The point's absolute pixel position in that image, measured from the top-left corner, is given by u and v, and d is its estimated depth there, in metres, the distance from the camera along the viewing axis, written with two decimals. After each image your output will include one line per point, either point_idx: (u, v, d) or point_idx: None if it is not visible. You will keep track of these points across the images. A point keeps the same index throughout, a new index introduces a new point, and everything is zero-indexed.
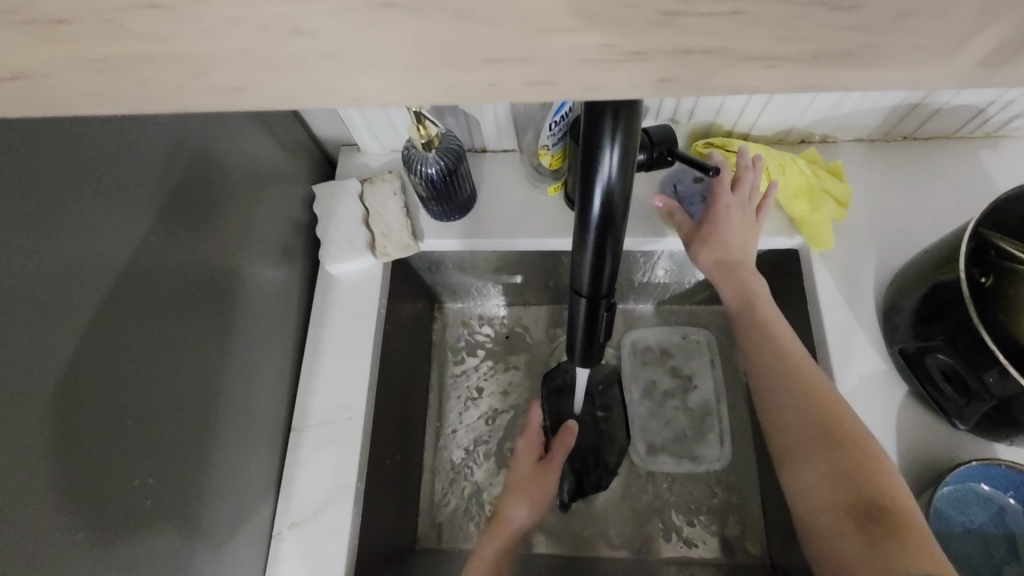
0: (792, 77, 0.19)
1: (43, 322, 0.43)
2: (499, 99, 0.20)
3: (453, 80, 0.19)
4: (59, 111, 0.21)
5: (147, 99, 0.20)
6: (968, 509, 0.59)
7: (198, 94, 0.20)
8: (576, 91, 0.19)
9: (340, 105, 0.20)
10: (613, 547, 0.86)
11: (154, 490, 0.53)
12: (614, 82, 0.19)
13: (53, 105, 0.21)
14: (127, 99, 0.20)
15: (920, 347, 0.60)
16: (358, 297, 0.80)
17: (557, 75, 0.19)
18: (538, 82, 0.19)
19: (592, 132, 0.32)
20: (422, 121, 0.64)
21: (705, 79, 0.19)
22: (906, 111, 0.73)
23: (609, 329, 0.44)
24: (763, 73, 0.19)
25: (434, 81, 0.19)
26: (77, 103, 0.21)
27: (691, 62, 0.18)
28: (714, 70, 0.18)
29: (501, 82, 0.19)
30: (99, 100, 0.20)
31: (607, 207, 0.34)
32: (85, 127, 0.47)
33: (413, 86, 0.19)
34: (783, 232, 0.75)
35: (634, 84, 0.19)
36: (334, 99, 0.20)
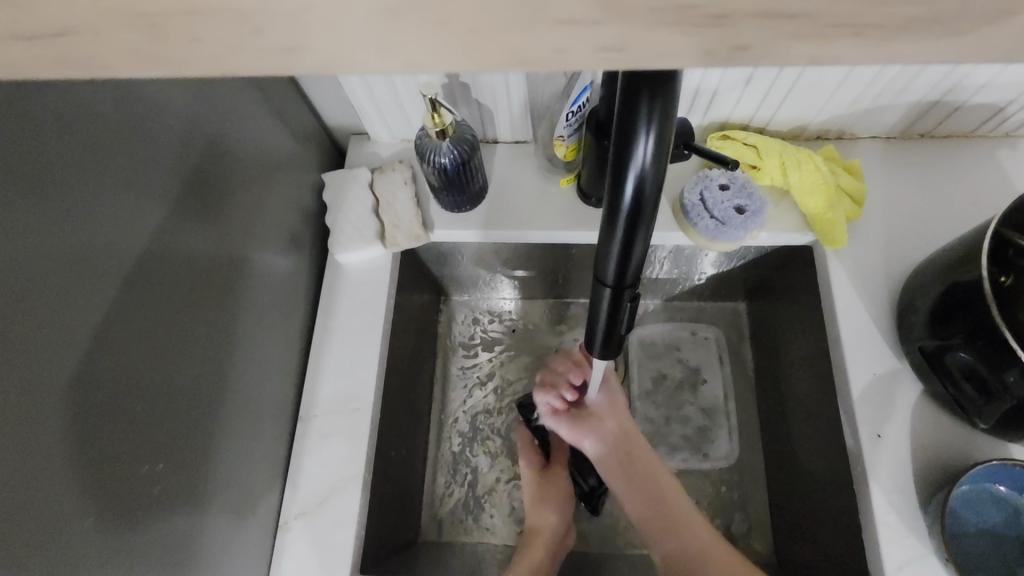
0: (869, 46, 0.18)
1: (55, 304, 0.42)
2: (563, 66, 0.20)
3: (519, 44, 0.19)
4: (97, 69, 0.20)
5: (191, 59, 0.20)
6: (983, 509, 0.58)
7: (249, 54, 0.19)
8: (644, 58, 0.19)
9: (396, 70, 0.20)
10: (617, 542, 0.85)
11: (163, 477, 0.53)
12: (690, 48, 0.18)
13: (93, 63, 0.20)
14: (174, 58, 0.20)
15: (939, 345, 0.59)
16: (366, 287, 0.79)
17: (629, 41, 0.18)
18: (611, 48, 0.19)
19: (628, 117, 0.31)
20: (439, 108, 0.63)
21: (777, 46, 0.18)
22: (925, 108, 0.72)
23: (630, 322, 0.44)
24: (850, 43, 0.18)
25: (496, 45, 0.19)
26: (121, 61, 0.20)
27: (777, 27, 0.17)
28: (788, 38, 0.18)
29: (570, 47, 0.19)
30: (146, 58, 0.20)
31: (639, 195, 0.34)
32: (99, 105, 0.46)
33: (475, 51, 0.19)
34: (798, 229, 0.74)
35: (707, 52, 0.19)
36: (391, 62, 0.20)
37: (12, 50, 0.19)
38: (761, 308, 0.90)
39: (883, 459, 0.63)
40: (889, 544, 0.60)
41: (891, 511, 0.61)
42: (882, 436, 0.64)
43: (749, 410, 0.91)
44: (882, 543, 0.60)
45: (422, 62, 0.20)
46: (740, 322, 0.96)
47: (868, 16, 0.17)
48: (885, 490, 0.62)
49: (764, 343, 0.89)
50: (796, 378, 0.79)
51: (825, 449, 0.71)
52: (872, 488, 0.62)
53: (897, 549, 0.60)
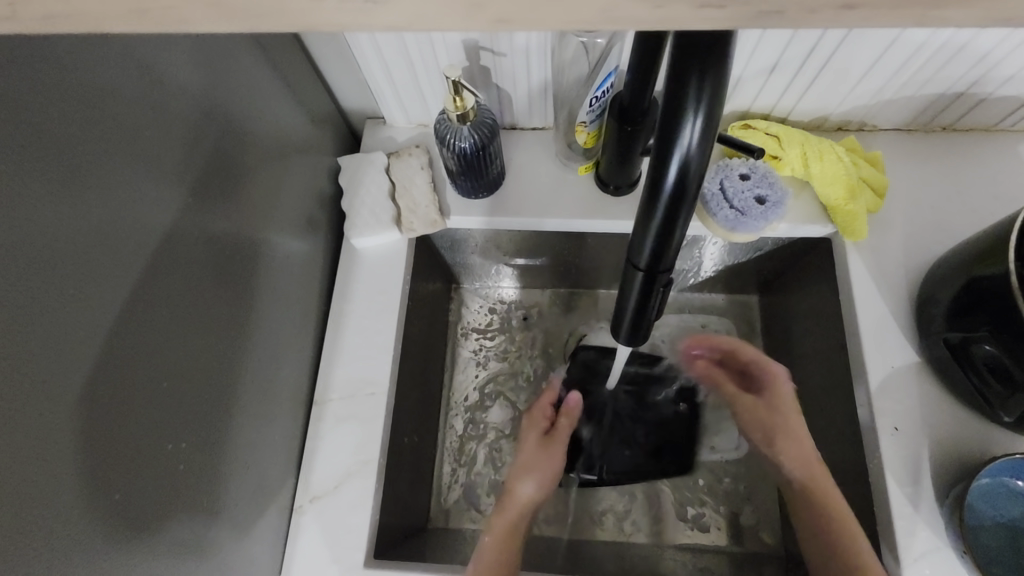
0: (979, 7, 0.18)
1: (81, 279, 0.42)
2: (652, 23, 0.19)
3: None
4: (169, 22, 0.20)
5: (266, 12, 0.20)
6: (1000, 503, 0.59)
7: (329, 6, 0.19)
8: (744, 14, 0.19)
9: (476, 26, 0.20)
10: (621, 531, 0.85)
11: (185, 455, 0.53)
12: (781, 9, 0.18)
13: (166, 15, 0.20)
14: (251, 8, 0.20)
15: (963, 337, 0.59)
16: (381, 272, 0.79)
17: None
18: (705, 6, 0.18)
19: (676, 98, 0.31)
20: (460, 91, 0.62)
21: (887, 6, 0.18)
22: (949, 101, 0.71)
23: (660, 308, 0.43)
24: (957, 4, 0.18)
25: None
26: (196, 12, 0.20)
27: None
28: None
29: (666, 2, 0.18)
30: (223, 9, 0.20)
31: (682, 178, 0.33)
32: (124, 80, 0.45)
33: (561, 8, 0.19)
34: (817, 221, 0.74)
35: (812, 9, 0.18)
36: (472, 17, 0.19)
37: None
38: (774, 301, 0.90)
39: (901, 452, 0.63)
40: (905, 536, 0.60)
41: (907, 504, 0.61)
42: (899, 430, 0.64)
43: None
44: (898, 535, 0.60)
45: (501, 20, 0.20)
46: (753, 315, 0.95)
47: None
48: (902, 483, 0.62)
49: (777, 336, 0.89)
50: (810, 370, 0.79)
51: (840, 441, 0.71)
52: (889, 480, 0.62)
53: (914, 541, 0.60)
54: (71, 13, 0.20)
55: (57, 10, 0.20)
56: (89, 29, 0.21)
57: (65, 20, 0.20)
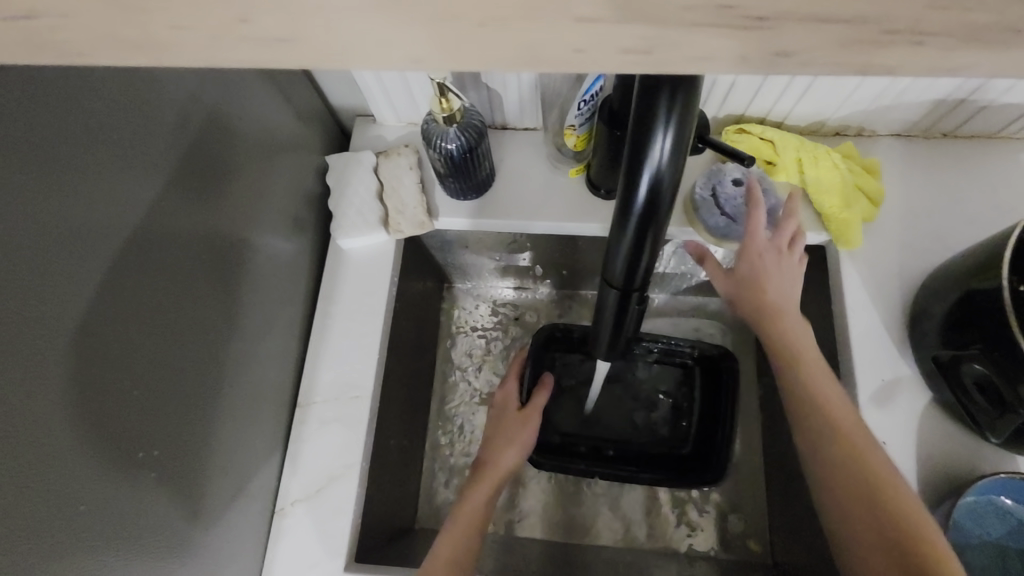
0: (931, 56, 0.17)
1: (52, 290, 0.41)
2: (585, 65, 0.18)
3: (536, 40, 0.17)
4: (77, 57, 0.19)
5: (177, 46, 0.19)
6: (987, 522, 0.57)
7: (238, 44, 0.18)
8: (676, 60, 0.18)
9: (399, 64, 0.19)
10: (601, 535, 0.85)
11: (161, 463, 0.52)
12: (726, 52, 0.17)
13: (68, 49, 0.19)
14: (158, 46, 0.19)
15: (954, 355, 0.57)
16: (368, 273, 0.78)
17: (658, 41, 0.17)
18: (636, 49, 0.17)
19: (643, 114, 0.30)
20: (446, 93, 0.61)
21: (829, 53, 0.17)
22: (949, 107, 0.69)
23: (637, 324, 0.42)
24: (907, 51, 0.17)
25: (512, 41, 0.17)
26: (99, 50, 0.19)
27: (832, 31, 0.16)
28: (842, 43, 0.16)
29: (592, 46, 0.17)
30: (128, 47, 0.19)
31: (653, 196, 0.32)
32: (97, 80, 0.44)
33: (485, 49, 0.18)
34: (811, 228, 0.72)
35: (750, 55, 0.17)
36: (391, 56, 0.18)
37: None
38: None
39: None
40: None
41: None
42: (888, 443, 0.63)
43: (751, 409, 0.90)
44: None
45: (426, 58, 0.18)
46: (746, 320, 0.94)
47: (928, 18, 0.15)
48: None
49: None
50: None
51: None
52: None
53: None
54: None
55: None
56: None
57: None
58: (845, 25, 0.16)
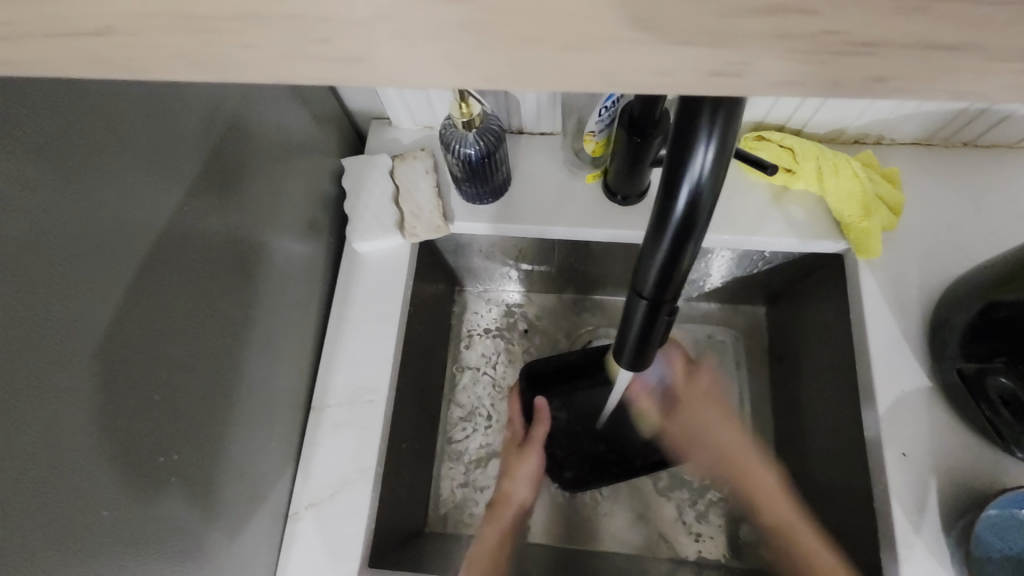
0: (1022, 82, 0.16)
1: (79, 295, 0.41)
2: (662, 86, 0.18)
3: (617, 62, 0.17)
4: (140, 72, 0.19)
5: (248, 64, 0.19)
6: (1010, 537, 0.57)
7: (311, 61, 0.18)
8: (757, 83, 0.17)
9: (471, 82, 0.19)
10: (610, 541, 0.85)
11: (180, 467, 0.52)
12: (812, 78, 0.17)
13: (137, 64, 0.19)
14: (228, 63, 0.19)
15: (978, 368, 0.57)
16: (383, 277, 0.78)
17: (744, 64, 0.17)
18: (726, 72, 0.17)
19: (686, 126, 0.30)
20: (466, 98, 0.61)
21: (917, 79, 0.17)
22: (971, 117, 0.69)
23: (664, 336, 0.42)
24: (996, 78, 0.16)
25: (592, 62, 0.17)
26: (169, 64, 0.19)
27: (921, 59, 0.16)
28: (935, 69, 0.16)
29: (673, 68, 0.17)
30: (197, 62, 0.19)
31: (691, 209, 0.32)
32: (122, 86, 0.44)
33: (562, 69, 0.17)
34: (830, 237, 0.71)
35: (833, 80, 0.17)
36: (465, 75, 0.18)
37: (54, 46, 0.18)
38: (782, 314, 0.88)
39: (909, 478, 0.61)
40: (909, 565, 0.59)
41: (912, 533, 0.60)
42: (907, 455, 0.62)
43: (764, 415, 0.90)
44: (902, 563, 0.59)
45: (498, 77, 0.18)
46: (760, 327, 0.94)
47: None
48: (908, 511, 0.60)
49: (784, 351, 0.87)
50: (816, 388, 0.77)
51: (845, 462, 0.70)
52: (895, 507, 0.61)
53: (917, 570, 0.59)
54: (35, 58, 0.19)
55: (20, 54, 0.19)
56: (57, 73, 0.20)
57: (28, 65, 0.19)
58: (936, 52, 0.16)
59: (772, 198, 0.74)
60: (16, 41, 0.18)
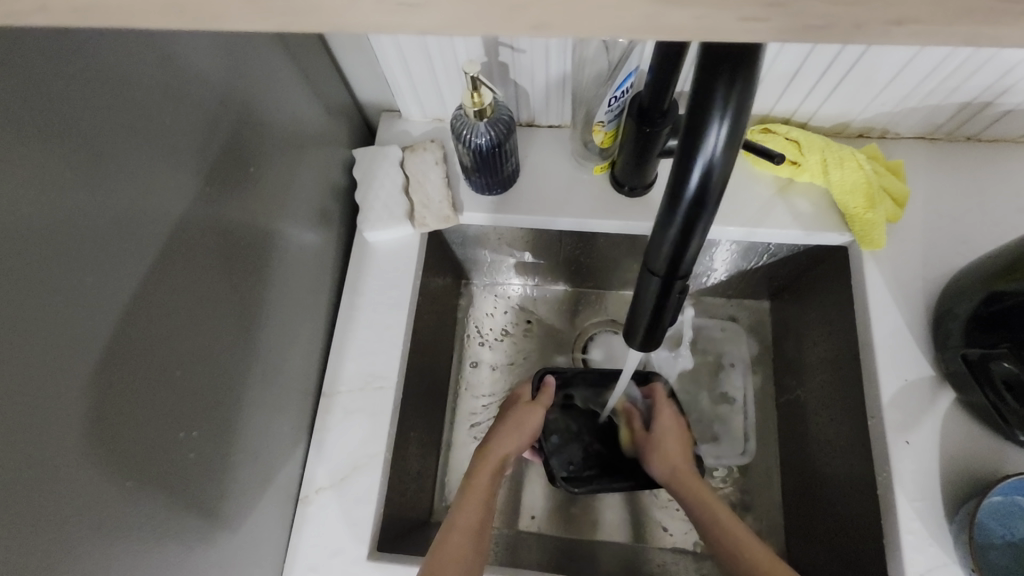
0: None
1: (106, 266, 0.42)
2: (694, 34, 0.19)
3: (654, 8, 0.18)
4: (202, 23, 0.20)
5: (303, 13, 0.19)
6: (1012, 522, 0.58)
7: (364, 9, 0.19)
8: (784, 30, 0.18)
9: (514, 32, 0.19)
10: (615, 531, 0.85)
11: (197, 445, 0.54)
12: (832, 23, 0.18)
13: (200, 14, 0.20)
14: (286, 12, 0.19)
15: (981, 354, 0.57)
16: (393, 266, 0.79)
17: (774, 9, 0.17)
18: (752, 18, 0.18)
19: (701, 103, 0.31)
20: (479, 87, 0.62)
21: (934, 25, 0.18)
22: (975, 111, 0.70)
23: (674, 316, 0.43)
24: (1011, 22, 0.17)
25: (630, 8, 0.18)
26: (228, 14, 0.20)
27: (937, 3, 0.17)
28: (952, 14, 0.17)
29: (707, 15, 0.18)
30: (254, 11, 0.20)
31: (704, 185, 0.33)
32: (148, 67, 0.45)
33: (603, 14, 0.18)
34: (834, 228, 0.72)
35: (856, 26, 0.18)
36: (508, 23, 0.19)
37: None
38: (786, 308, 0.89)
39: (912, 465, 0.62)
40: (911, 551, 0.59)
41: (915, 519, 0.60)
42: (910, 442, 0.63)
43: (767, 408, 0.90)
44: (905, 549, 0.60)
45: (544, 26, 0.19)
46: (763, 321, 0.95)
47: None
48: (911, 497, 0.61)
49: (787, 344, 0.88)
50: (819, 379, 0.78)
51: (849, 451, 0.70)
52: (898, 494, 0.61)
53: (920, 556, 0.59)
54: (102, 9, 0.20)
55: (88, 5, 0.19)
56: (121, 24, 0.21)
57: (95, 15, 0.20)
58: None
59: (778, 190, 0.75)
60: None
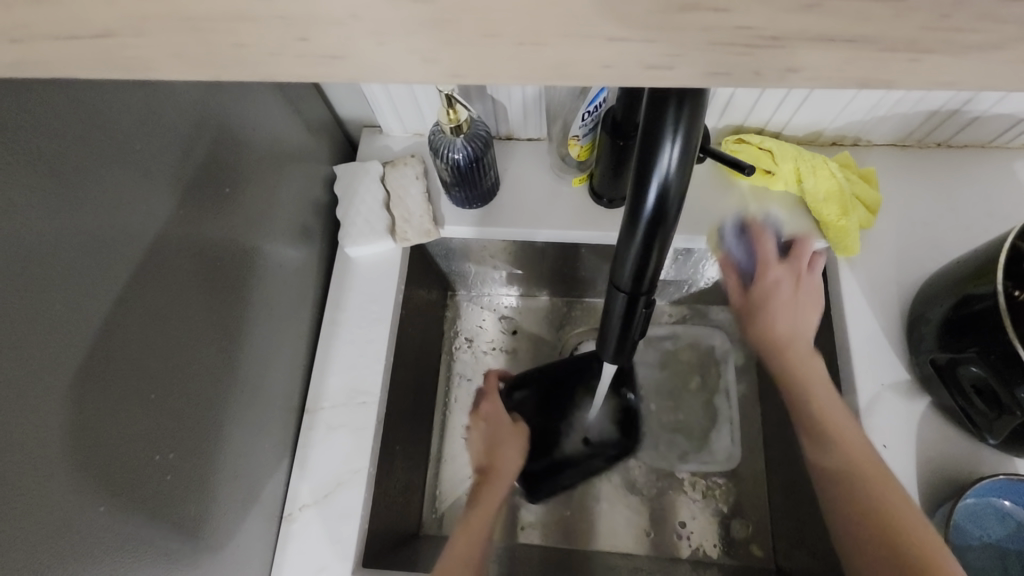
0: (927, 69, 0.18)
1: (76, 292, 0.42)
2: (610, 79, 0.20)
3: (568, 56, 0.19)
4: (142, 71, 0.21)
5: (233, 62, 0.20)
6: (986, 523, 0.58)
7: (293, 58, 0.20)
8: (693, 75, 0.19)
9: (439, 78, 0.20)
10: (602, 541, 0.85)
11: (175, 466, 0.53)
12: (737, 68, 0.19)
13: (135, 65, 0.21)
14: (217, 62, 0.20)
15: (951, 358, 0.58)
16: (375, 281, 0.79)
17: (678, 58, 0.18)
18: (660, 65, 0.19)
19: (653, 124, 0.31)
20: (454, 104, 0.62)
21: (831, 69, 0.18)
22: (942, 118, 0.71)
23: (644, 328, 0.44)
24: (903, 66, 0.18)
25: (544, 56, 0.19)
26: (163, 64, 0.20)
27: (832, 50, 0.18)
28: (844, 60, 0.18)
29: (617, 61, 0.19)
30: (186, 61, 0.20)
31: (661, 203, 0.34)
32: (118, 92, 0.46)
33: (520, 62, 0.19)
34: (809, 236, 0.74)
35: (759, 70, 0.19)
36: (432, 70, 0.20)
37: (60, 47, 0.20)
38: None
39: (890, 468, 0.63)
40: None
41: None
42: (888, 446, 0.64)
43: (752, 413, 0.91)
44: None
45: (468, 72, 0.20)
46: None
47: (923, 37, 0.17)
48: None
49: None
50: None
51: None
52: None
53: None
54: (41, 60, 0.20)
55: (24, 59, 0.20)
56: (62, 74, 0.21)
57: (32, 67, 0.20)
58: (841, 47, 0.17)
59: (754, 198, 0.76)
60: (14, 44, 0.19)
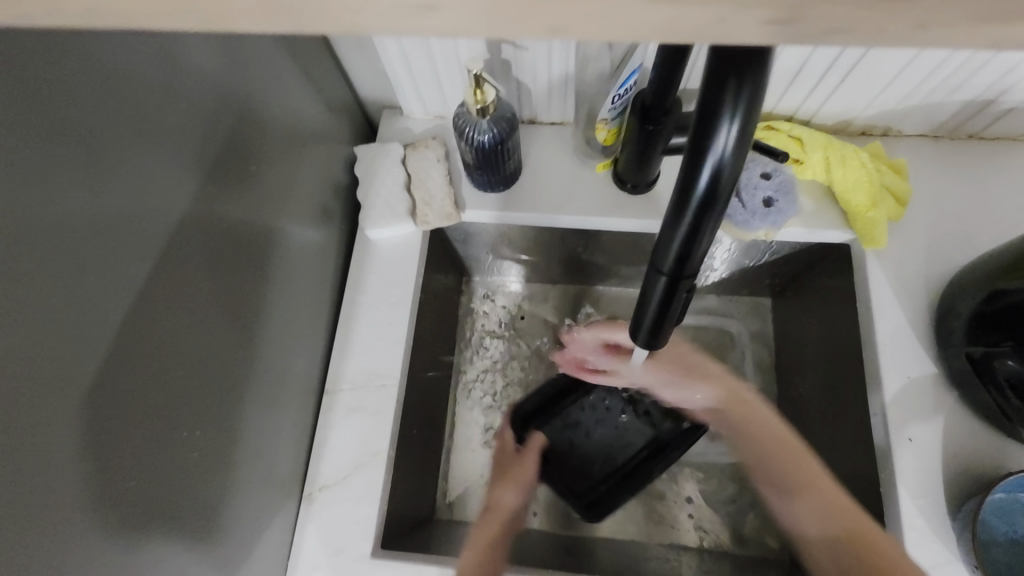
0: None
1: (105, 266, 0.42)
2: (715, 36, 0.19)
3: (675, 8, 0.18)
4: (216, 20, 0.20)
5: (316, 10, 0.19)
6: (1014, 519, 0.58)
7: (380, 8, 0.19)
8: (807, 32, 0.18)
9: (531, 32, 0.19)
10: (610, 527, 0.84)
11: (199, 443, 0.53)
12: (857, 23, 0.18)
13: (213, 13, 0.20)
14: (300, 11, 0.19)
15: (984, 352, 0.59)
16: (394, 264, 0.79)
17: (798, 11, 0.17)
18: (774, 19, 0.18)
19: (713, 100, 0.31)
20: (481, 85, 0.62)
21: (958, 27, 0.18)
22: (977, 109, 0.70)
23: (681, 313, 0.43)
24: None
25: (649, 9, 0.18)
26: (242, 14, 0.20)
27: (961, 6, 0.17)
28: (974, 18, 0.17)
29: (729, 16, 0.18)
30: (266, 10, 0.19)
31: (713, 184, 0.33)
32: (144, 63, 0.45)
33: (622, 14, 0.18)
34: (835, 226, 0.73)
35: (878, 28, 0.18)
36: (525, 24, 0.19)
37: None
38: (787, 306, 0.89)
39: (915, 462, 0.62)
40: (915, 547, 0.60)
41: (918, 516, 0.61)
42: (914, 439, 0.63)
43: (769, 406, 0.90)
44: (909, 547, 0.60)
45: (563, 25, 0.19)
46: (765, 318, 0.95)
47: None
48: (913, 494, 0.61)
49: (788, 341, 0.88)
50: (819, 376, 0.78)
51: (850, 447, 0.70)
52: (900, 491, 0.61)
53: (924, 553, 0.59)
54: (117, 6, 0.20)
55: (103, 6, 0.20)
56: (134, 23, 0.20)
57: (107, 15, 0.20)
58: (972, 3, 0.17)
59: None
60: None
